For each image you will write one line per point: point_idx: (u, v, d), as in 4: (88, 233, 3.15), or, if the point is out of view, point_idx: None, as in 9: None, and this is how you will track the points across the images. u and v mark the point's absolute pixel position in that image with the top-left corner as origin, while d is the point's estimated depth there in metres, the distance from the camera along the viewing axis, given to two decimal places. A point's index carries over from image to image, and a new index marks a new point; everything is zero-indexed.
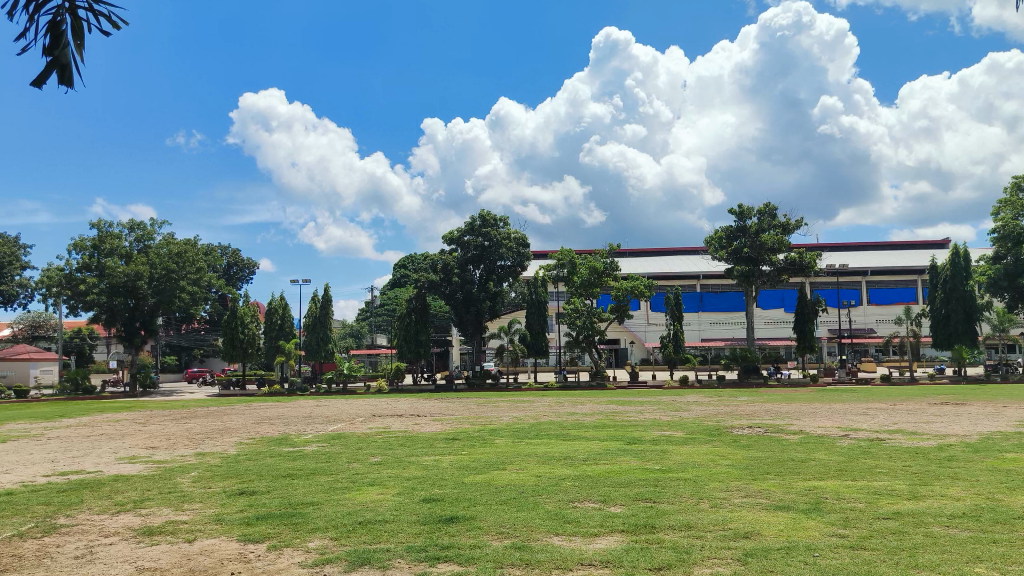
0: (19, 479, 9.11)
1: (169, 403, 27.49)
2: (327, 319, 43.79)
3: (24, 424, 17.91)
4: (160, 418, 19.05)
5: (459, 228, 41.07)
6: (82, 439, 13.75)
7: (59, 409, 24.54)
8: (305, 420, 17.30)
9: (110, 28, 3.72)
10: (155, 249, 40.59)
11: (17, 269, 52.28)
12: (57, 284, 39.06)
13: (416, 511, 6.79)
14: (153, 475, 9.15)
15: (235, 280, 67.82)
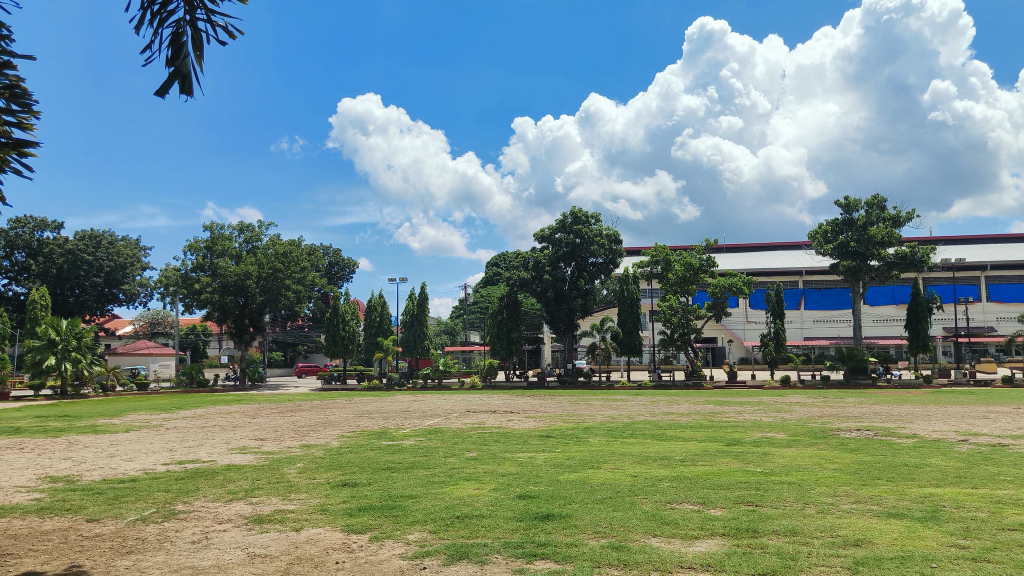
0: (141, 466, 9.71)
1: (276, 397, 28.75)
2: (423, 316, 44.66)
3: (145, 414, 19.14)
4: (267, 411, 19.95)
5: (551, 225, 41.12)
6: (197, 430, 14.57)
7: (176, 401, 26.04)
8: (403, 414, 17.78)
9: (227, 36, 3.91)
10: (262, 249, 42.47)
11: (138, 270, 55.95)
12: (173, 283, 41.51)
13: (512, 507, 6.83)
14: (262, 465, 9.57)
15: (336, 279, 70.24)
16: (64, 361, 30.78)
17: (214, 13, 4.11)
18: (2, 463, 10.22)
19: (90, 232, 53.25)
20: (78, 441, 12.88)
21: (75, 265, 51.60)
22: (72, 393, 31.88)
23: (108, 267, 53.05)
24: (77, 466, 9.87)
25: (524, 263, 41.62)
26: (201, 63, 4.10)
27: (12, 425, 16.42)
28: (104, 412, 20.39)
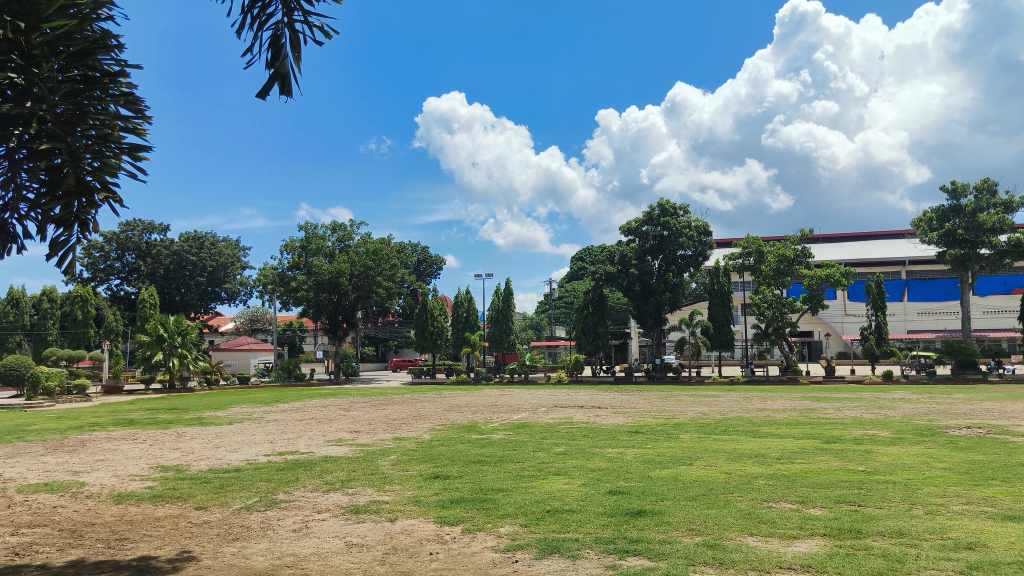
0: (245, 457, 10.15)
1: (368, 391, 29.56)
2: (508, 311, 44.82)
3: (248, 407, 20.05)
4: (361, 404, 20.49)
5: (637, 218, 40.67)
6: (295, 422, 15.11)
7: (275, 395, 27.13)
8: (492, 408, 17.94)
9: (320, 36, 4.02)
10: (354, 248, 43.64)
11: (238, 270, 58.43)
12: (271, 281, 43.24)
13: (603, 503, 6.78)
14: (357, 457, 9.84)
15: (425, 276, 71.51)
16: (171, 356, 32.54)
17: (310, 15, 4.23)
18: (119, 453, 10.88)
19: (194, 233, 56.01)
20: (187, 432, 13.56)
21: (180, 265, 54.45)
22: (179, 387, 33.64)
23: (211, 267, 55.64)
24: (187, 456, 10.42)
25: (610, 257, 41.28)
26: (299, 64, 4.23)
27: (128, 417, 17.50)
28: (208, 405, 21.42)
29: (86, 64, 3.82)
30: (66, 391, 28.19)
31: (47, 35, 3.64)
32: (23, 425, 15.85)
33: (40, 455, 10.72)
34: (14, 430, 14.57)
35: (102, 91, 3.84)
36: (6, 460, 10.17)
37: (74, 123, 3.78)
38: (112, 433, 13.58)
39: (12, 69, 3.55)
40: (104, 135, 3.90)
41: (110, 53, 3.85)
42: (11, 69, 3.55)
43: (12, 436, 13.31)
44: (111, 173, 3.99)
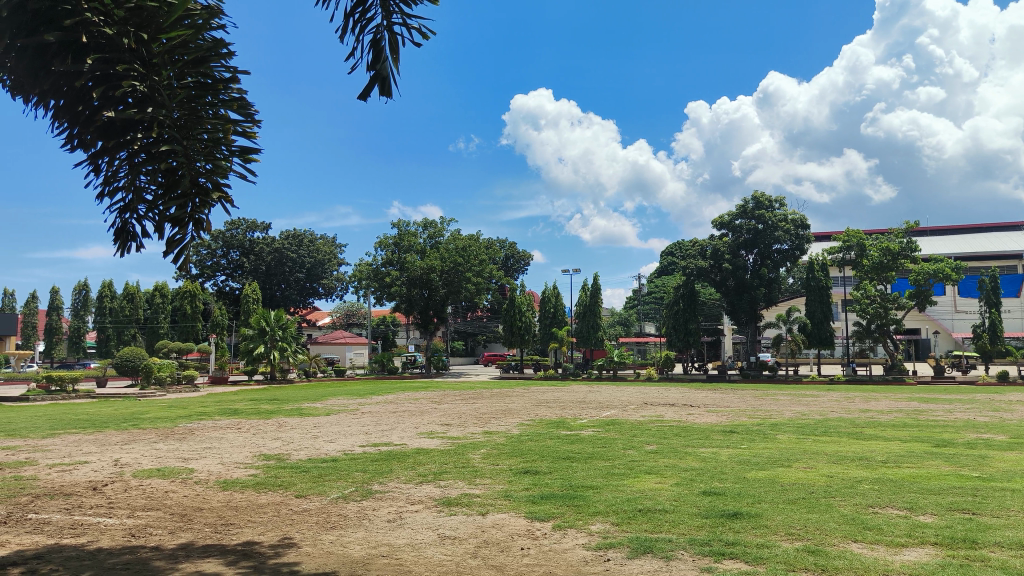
0: (341, 448, 10.45)
1: (459, 385, 29.99)
2: (596, 307, 44.43)
3: (344, 400, 20.70)
4: (452, 398, 20.83)
5: (730, 211, 39.81)
6: (389, 415, 15.45)
7: (369, 387, 27.93)
8: (582, 404, 17.88)
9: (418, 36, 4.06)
10: (444, 244, 44.30)
11: (334, 266, 60.30)
12: (366, 277, 44.51)
13: (697, 503, 6.64)
14: (449, 450, 9.99)
15: (513, 271, 71.97)
16: (272, 349, 33.95)
17: (409, 18, 4.29)
18: (224, 441, 11.40)
19: (293, 232, 58.13)
20: (287, 422, 14.08)
21: (281, 262, 56.68)
22: (279, 378, 35.02)
23: (310, 263, 57.67)
24: (287, 446, 10.81)
25: (701, 252, 40.44)
26: (400, 66, 4.29)
27: (232, 407, 18.35)
28: (308, 397, 22.21)
29: (201, 71, 3.97)
30: (176, 381, 29.81)
31: (166, 43, 3.81)
32: (138, 413, 16.83)
33: (153, 442, 11.34)
34: (130, 418, 15.49)
35: (215, 95, 3.98)
36: (123, 446, 10.82)
37: (191, 126, 3.92)
38: (218, 422, 14.26)
39: (135, 77, 3.72)
40: (219, 138, 4.04)
41: (223, 60, 3.99)
42: (134, 78, 3.73)
43: (127, 423, 14.13)
44: (223, 175, 4.12)
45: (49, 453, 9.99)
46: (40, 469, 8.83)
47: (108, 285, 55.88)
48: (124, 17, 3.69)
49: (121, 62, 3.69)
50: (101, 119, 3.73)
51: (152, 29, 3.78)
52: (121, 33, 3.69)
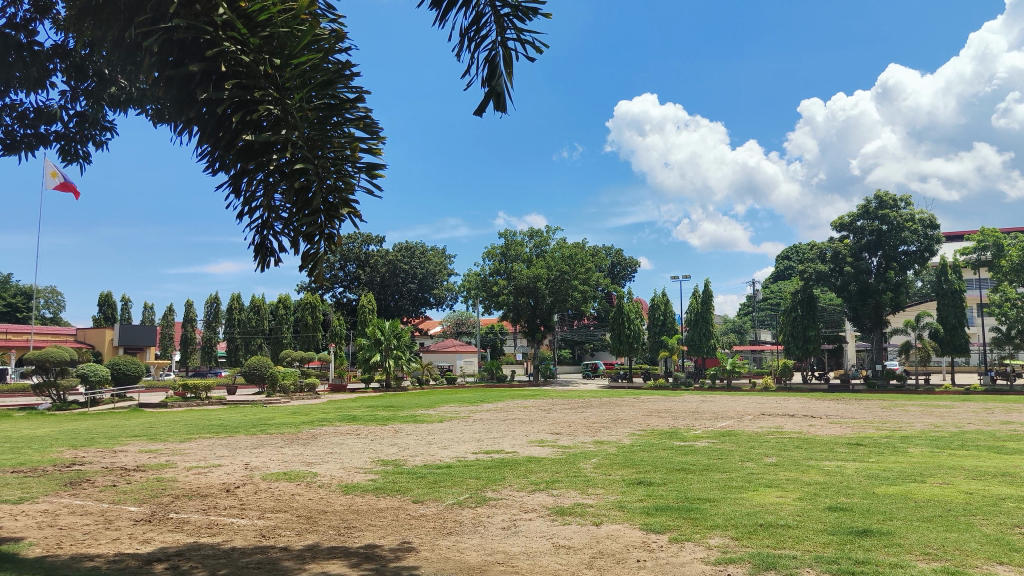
0: (455, 454, 10.65)
1: (569, 393, 29.98)
2: (708, 314, 43.62)
3: (455, 406, 21.09)
4: (562, 406, 20.82)
5: (851, 212, 38.04)
6: (499, 422, 15.62)
7: (480, 395, 28.45)
8: (694, 414, 17.48)
9: (532, 51, 4.10)
10: (551, 252, 44.31)
11: (444, 277, 61.49)
12: (475, 287, 45.36)
13: (822, 518, 6.36)
14: (561, 459, 9.99)
15: (619, 279, 71.49)
16: (387, 357, 35.07)
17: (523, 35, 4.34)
18: (345, 447, 11.86)
19: (405, 243, 59.72)
20: (402, 428, 14.49)
21: (394, 274, 58.56)
22: (395, 385, 36.12)
23: (421, 274, 59.18)
24: (403, 451, 11.12)
25: (820, 255, 38.73)
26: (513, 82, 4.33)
27: (351, 413, 19.04)
28: (421, 404, 22.74)
29: (328, 93, 4.14)
30: (299, 389, 31.27)
31: (298, 68, 4.01)
32: (265, 419, 17.76)
33: (279, 446, 11.92)
34: (258, 423, 16.36)
35: (341, 116, 4.14)
36: (252, 450, 11.42)
37: (320, 145, 4.10)
38: (338, 428, 14.80)
39: (270, 102, 3.94)
40: (345, 156, 4.20)
41: (348, 83, 4.16)
42: (269, 103, 3.94)
43: (256, 428, 14.89)
44: (351, 194, 4.26)
45: (186, 456, 10.66)
46: (180, 471, 9.45)
47: (236, 298, 59.27)
48: (259, 46, 3.93)
49: (257, 88, 3.92)
50: (240, 142, 3.97)
51: (284, 55, 4.00)
52: (257, 61, 3.92)
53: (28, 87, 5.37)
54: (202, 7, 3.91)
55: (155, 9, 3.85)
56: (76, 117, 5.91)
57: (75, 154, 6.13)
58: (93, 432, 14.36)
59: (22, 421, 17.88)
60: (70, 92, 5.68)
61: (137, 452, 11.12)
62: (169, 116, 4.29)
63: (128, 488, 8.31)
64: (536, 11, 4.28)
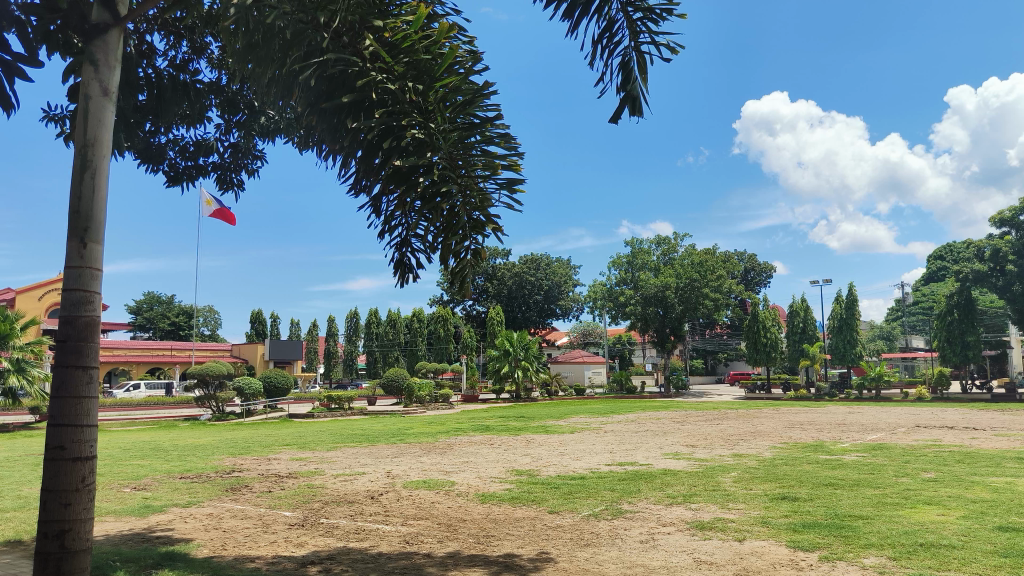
0: (588, 466, 10.61)
1: (702, 404, 29.16)
2: (852, 320, 41.33)
3: (587, 418, 20.97)
4: (697, 418, 20.27)
5: (1012, 206, 35.01)
6: (632, 434, 15.43)
7: (611, 406, 28.21)
8: (841, 427, 16.53)
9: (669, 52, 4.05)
10: (680, 259, 43.39)
11: (571, 287, 61.53)
12: (601, 297, 45.26)
13: (992, 540, 5.85)
14: (698, 472, 9.73)
15: (753, 285, 69.16)
16: (516, 368, 35.47)
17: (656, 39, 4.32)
18: (480, 456, 12.09)
19: (531, 256, 60.19)
20: (535, 439, 14.61)
21: (522, 285, 59.35)
22: (525, 396, 36.51)
23: (547, 285, 59.47)
24: (537, 462, 11.20)
25: (977, 254, 35.90)
26: (648, 86, 4.30)
27: (484, 423, 19.40)
28: (553, 415, 22.82)
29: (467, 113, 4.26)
30: (434, 400, 32.10)
31: (439, 91, 4.16)
32: (404, 428, 18.43)
33: (418, 455, 12.30)
34: (397, 433, 16.95)
35: (479, 134, 4.25)
36: (393, 459, 11.85)
37: (460, 164, 4.24)
38: (473, 438, 15.13)
39: (415, 125, 4.13)
40: (485, 173, 4.31)
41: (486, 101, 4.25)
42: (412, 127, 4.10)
43: (396, 438, 15.44)
44: (488, 211, 4.37)
45: (333, 464, 11.22)
46: (327, 478, 9.95)
47: (374, 313, 61.87)
48: (403, 72, 4.12)
49: (403, 113, 4.11)
50: (389, 166, 4.17)
51: (426, 80, 4.17)
52: (403, 88, 4.12)
53: (189, 122, 5.87)
54: (349, 39, 4.15)
55: (307, 43, 4.11)
56: (230, 148, 6.40)
57: (230, 182, 6.65)
58: (249, 441, 15.38)
59: (189, 431, 19.41)
60: (224, 125, 6.16)
61: (288, 459, 11.84)
62: (320, 144, 4.57)
63: (282, 493, 8.84)
64: (669, 12, 4.24)
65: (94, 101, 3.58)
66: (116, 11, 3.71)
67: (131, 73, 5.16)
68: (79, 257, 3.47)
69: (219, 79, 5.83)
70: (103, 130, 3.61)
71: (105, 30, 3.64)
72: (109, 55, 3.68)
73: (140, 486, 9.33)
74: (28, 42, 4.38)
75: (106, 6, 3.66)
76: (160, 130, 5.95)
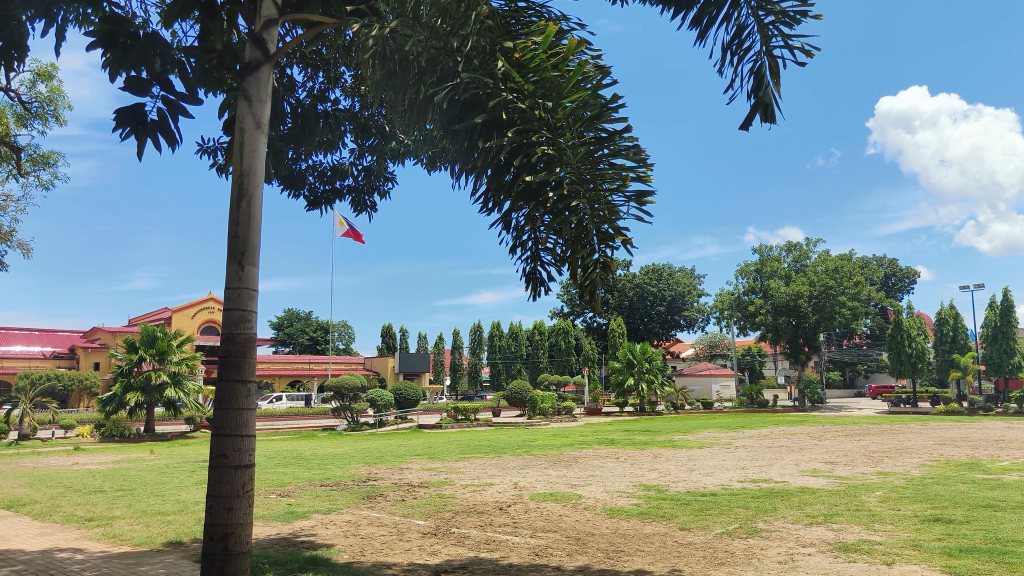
0: (719, 482, 10.29)
1: (839, 418, 27.62)
2: (1009, 329, 38.03)
3: (716, 432, 20.33)
4: (835, 434, 19.24)
5: None
6: (765, 449, 14.85)
7: (741, 420, 27.17)
8: (999, 444, 15.22)
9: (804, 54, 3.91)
10: (813, 267, 41.40)
11: (695, 298, 59.78)
12: (728, 307, 43.93)
13: None
14: (838, 491, 9.24)
15: (894, 291, 65.10)
16: (640, 381, 34.94)
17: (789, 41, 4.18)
18: (606, 470, 12.00)
19: (652, 266, 59.31)
20: (663, 454, 14.33)
21: (644, 297, 58.66)
22: (649, 410, 35.86)
23: (670, 296, 58.20)
24: (665, 477, 10.98)
25: None
26: (782, 90, 4.16)
27: (609, 437, 19.22)
28: (681, 429, 22.26)
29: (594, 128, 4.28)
30: (557, 412, 32.09)
31: (568, 109, 4.21)
32: (529, 441, 18.53)
33: (544, 468, 12.36)
34: (523, 445, 17.08)
35: (608, 147, 4.25)
36: (521, 471, 11.95)
37: (588, 178, 4.26)
38: (598, 452, 15.03)
39: (544, 142, 4.18)
40: (615, 186, 4.30)
41: (613, 115, 4.25)
42: (543, 144, 4.16)
43: (521, 450, 15.58)
44: (616, 226, 4.36)
45: (462, 475, 11.45)
46: (457, 488, 10.16)
47: (496, 326, 62.77)
48: (533, 91, 4.20)
49: (532, 131, 4.17)
50: (519, 183, 4.24)
51: (555, 97, 4.24)
52: (533, 106, 4.19)
53: (327, 148, 6.21)
54: (481, 61, 4.27)
55: (442, 68, 4.27)
56: (364, 171, 6.72)
57: (364, 204, 6.97)
58: (383, 451, 15.97)
59: (326, 440, 20.37)
60: (358, 150, 6.48)
61: (419, 470, 12.18)
62: (453, 164, 4.72)
63: (414, 502, 9.11)
64: (805, 14, 4.09)
65: (249, 133, 3.86)
66: (266, 49, 3.98)
67: (278, 105, 5.52)
68: (237, 279, 3.73)
69: (353, 107, 6.15)
70: (257, 159, 3.88)
71: (256, 67, 3.92)
72: (261, 90, 3.95)
73: (284, 492, 9.88)
74: (187, 82, 4.77)
75: (258, 44, 3.95)
76: (301, 157, 6.33)
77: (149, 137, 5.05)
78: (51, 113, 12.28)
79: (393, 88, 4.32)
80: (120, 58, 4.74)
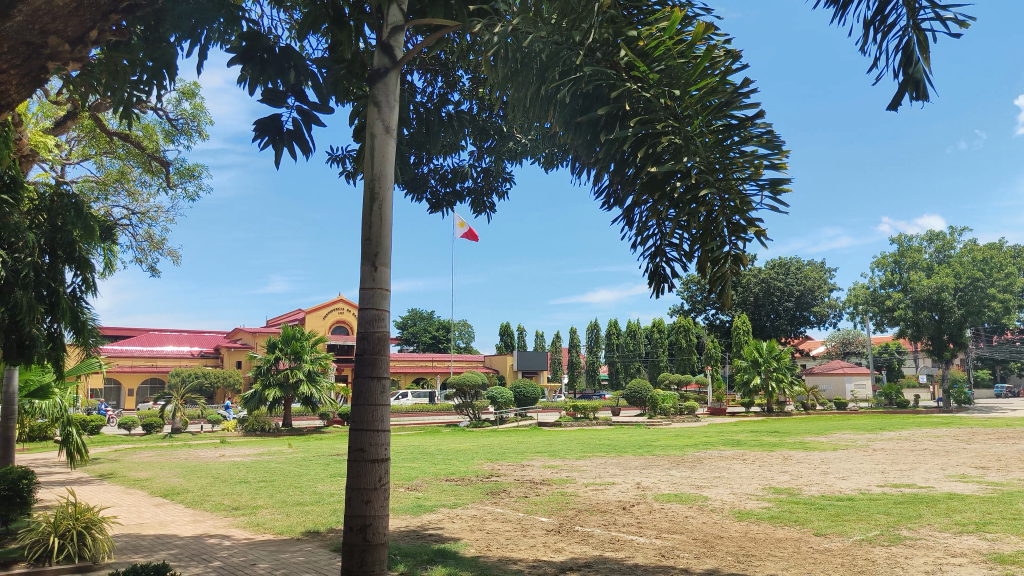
0: (857, 486, 9.75)
1: (991, 420, 25.54)
2: None
3: (851, 434, 19.28)
4: (986, 436, 17.79)
5: None
6: (906, 452, 13.92)
7: (879, 421, 25.64)
8: None
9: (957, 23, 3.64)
10: (958, 257, 38.46)
11: (825, 293, 56.98)
12: (863, 302, 41.57)
13: None
14: (992, 498, 8.53)
15: None
16: (768, 379, 33.64)
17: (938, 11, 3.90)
18: (733, 471, 11.63)
19: (779, 260, 57.03)
20: (793, 456, 13.73)
21: (770, 292, 56.57)
22: (777, 410, 34.50)
23: (799, 291, 55.70)
24: (797, 480, 10.51)
25: None
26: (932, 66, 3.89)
27: (735, 437, 18.62)
28: (812, 429, 21.27)
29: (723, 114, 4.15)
30: (679, 412, 31.40)
31: (697, 97, 4.11)
32: (652, 440, 18.21)
33: (668, 468, 12.11)
34: (645, 444, 16.84)
35: (738, 133, 4.12)
36: (643, 471, 11.78)
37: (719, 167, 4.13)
38: (724, 452, 14.59)
39: (671, 132, 4.10)
40: (746, 173, 4.15)
41: (743, 99, 4.10)
42: (669, 134, 4.08)
43: (644, 450, 15.36)
44: (748, 216, 4.20)
45: (584, 473, 11.40)
46: (579, 486, 10.13)
47: (615, 324, 62.27)
48: (658, 79, 4.13)
49: (657, 121, 4.10)
50: (643, 175, 4.17)
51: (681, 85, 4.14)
52: (658, 95, 4.11)
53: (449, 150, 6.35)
54: (604, 54, 4.26)
55: (564, 63, 4.29)
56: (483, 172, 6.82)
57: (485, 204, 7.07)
58: (505, 448, 16.16)
59: (449, 437, 20.85)
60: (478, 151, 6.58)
61: (542, 467, 12.23)
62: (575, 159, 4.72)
63: (537, 499, 9.15)
64: None
65: (379, 138, 3.99)
66: (394, 55, 4.10)
67: (403, 109, 5.68)
68: (371, 280, 3.87)
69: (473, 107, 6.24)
70: (387, 164, 4.00)
71: (385, 73, 4.05)
72: (389, 95, 4.07)
73: (412, 486, 10.17)
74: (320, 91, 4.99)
75: (385, 51, 4.07)
76: (424, 161, 6.50)
77: (286, 146, 5.31)
78: (195, 128, 13.21)
79: (517, 85, 4.37)
80: (258, 72, 5.01)
